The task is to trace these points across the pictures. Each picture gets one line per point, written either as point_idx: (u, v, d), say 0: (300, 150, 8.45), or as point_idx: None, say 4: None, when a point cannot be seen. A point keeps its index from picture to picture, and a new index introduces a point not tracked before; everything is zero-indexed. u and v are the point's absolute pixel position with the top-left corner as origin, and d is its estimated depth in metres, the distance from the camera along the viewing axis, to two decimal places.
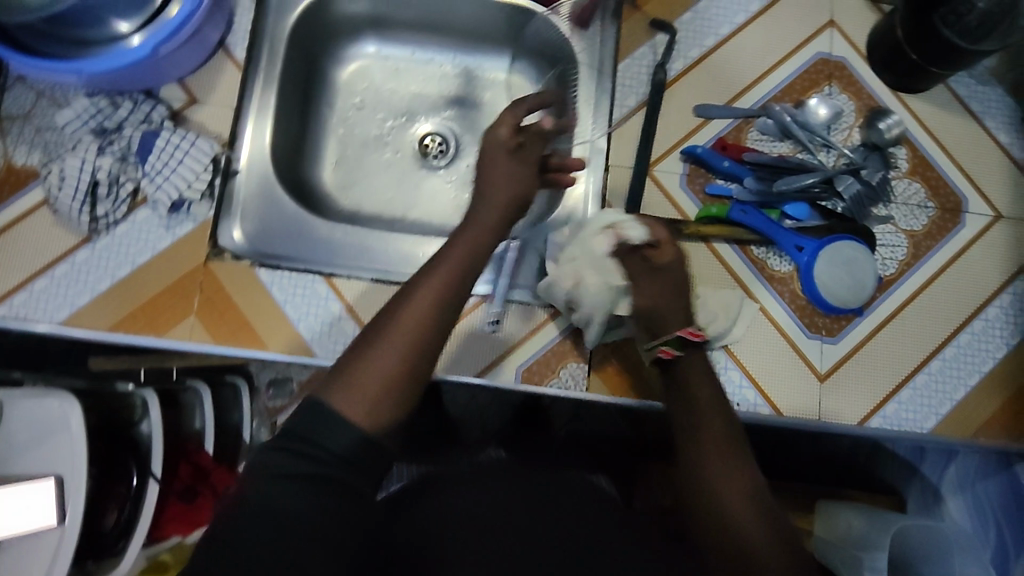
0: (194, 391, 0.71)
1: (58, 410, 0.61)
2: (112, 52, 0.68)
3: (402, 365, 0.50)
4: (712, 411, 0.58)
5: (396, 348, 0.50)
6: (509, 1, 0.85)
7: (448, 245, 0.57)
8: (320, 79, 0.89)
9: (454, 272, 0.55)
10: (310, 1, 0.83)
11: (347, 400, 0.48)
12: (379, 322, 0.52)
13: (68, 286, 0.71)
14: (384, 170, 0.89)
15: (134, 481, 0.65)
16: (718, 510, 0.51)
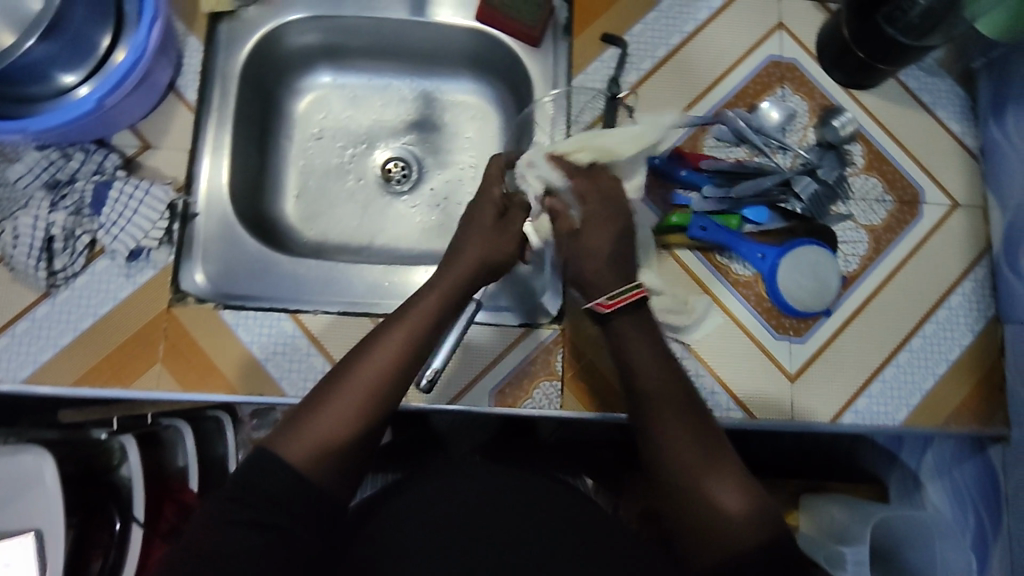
0: (174, 429, 0.79)
1: (34, 466, 0.64)
2: (60, 107, 0.68)
3: (349, 420, 0.55)
4: (681, 402, 0.59)
5: (345, 404, 0.55)
6: (459, 24, 0.85)
7: (406, 309, 0.62)
8: (277, 113, 0.89)
9: (408, 337, 0.59)
10: (258, 37, 0.82)
11: (293, 447, 0.53)
12: (333, 379, 0.57)
13: (29, 343, 0.71)
14: (348, 199, 0.89)
15: (117, 527, 0.71)
16: (698, 511, 0.55)
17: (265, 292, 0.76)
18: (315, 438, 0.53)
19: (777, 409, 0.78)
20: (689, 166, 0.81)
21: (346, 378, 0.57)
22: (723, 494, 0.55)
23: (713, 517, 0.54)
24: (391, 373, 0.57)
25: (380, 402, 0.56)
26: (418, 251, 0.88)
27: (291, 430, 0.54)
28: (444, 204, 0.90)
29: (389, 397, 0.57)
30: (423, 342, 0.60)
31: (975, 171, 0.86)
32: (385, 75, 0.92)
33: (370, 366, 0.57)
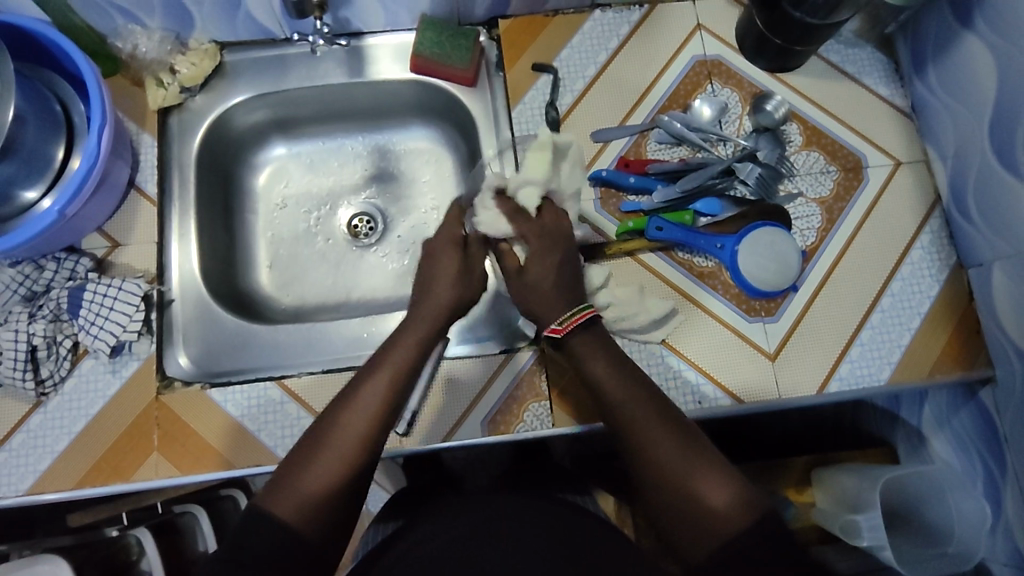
0: (191, 514, 0.79)
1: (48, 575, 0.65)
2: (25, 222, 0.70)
3: (339, 469, 0.56)
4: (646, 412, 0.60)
5: (333, 454, 0.56)
6: (396, 78, 0.89)
7: (387, 352, 0.64)
8: (239, 190, 0.92)
9: (389, 384, 0.61)
10: (207, 124, 0.86)
11: (287, 503, 0.54)
12: (318, 431, 0.58)
13: (27, 455, 0.72)
14: (320, 260, 0.92)
15: None
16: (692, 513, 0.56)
17: (250, 363, 0.78)
18: (307, 493, 0.55)
19: (764, 391, 0.79)
20: (635, 172, 0.84)
21: (331, 429, 0.58)
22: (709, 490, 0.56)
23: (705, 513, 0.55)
24: (377, 418, 0.59)
25: (366, 454, 0.58)
26: (394, 297, 0.90)
27: (283, 486, 0.55)
28: (413, 249, 0.92)
29: (374, 447, 0.58)
30: (405, 386, 0.62)
31: (911, 129, 0.89)
32: (337, 137, 0.96)
33: (355, 414, 0.59)
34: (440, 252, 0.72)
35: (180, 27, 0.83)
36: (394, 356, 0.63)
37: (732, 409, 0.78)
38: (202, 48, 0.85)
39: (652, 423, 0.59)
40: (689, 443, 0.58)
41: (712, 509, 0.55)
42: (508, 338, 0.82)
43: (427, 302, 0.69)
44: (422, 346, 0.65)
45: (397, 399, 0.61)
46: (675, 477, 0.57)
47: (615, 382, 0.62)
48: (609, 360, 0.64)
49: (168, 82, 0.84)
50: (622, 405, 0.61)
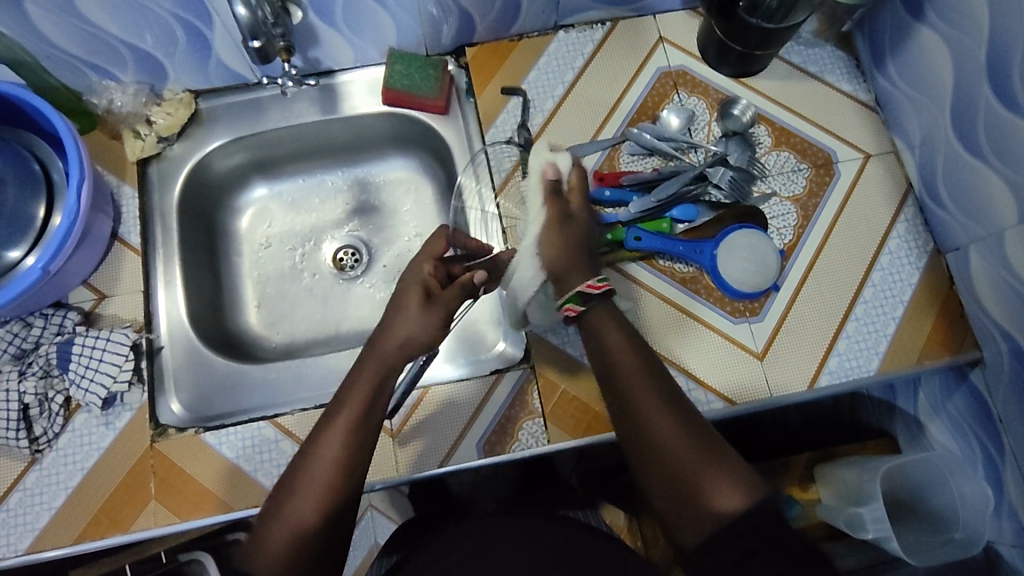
0: (197, 562, 0.77)
1: None
2: (10, 281, 0.71)
3: (305, 513, 0.56)
4: (647, 382, 0.61)
5: (300, 499, 0.57)
6: (369, 112, 0.91)
7: (343, 391, 0.63)
8: (223, 233, 0.93)
9: (347, 422, 0.61)
10: (187, 171, 0.87)
11: (264, 557, 0.55)
12: (284, 487, 0.59)
13: (24, 514, 0.72)
14: (308, 296, 0.92)
15: None
16: (697, 499, 0.56)
17: (244, 404, 0.79)
18: (282, 548, 0.55)
19: (754, 391, 0.79)
20: (611, 185, 0.85)
21: (297, 475, 0.59)
22: (719, 488, 0.56)
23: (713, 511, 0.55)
24: (339, 471, 0.59)
25: (330, 500, 0.58)
26: None
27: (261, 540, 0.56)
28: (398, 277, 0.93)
29: (339, 489, 0.58)
30: (363, 430, 0.61)
31: (876, 122, 0.90)
32: (316, 173, 0.97)
33: (317, 465, 0.59)
34: (405, 295, 0.69)
35: (154, 80, 0.85)
36: (351, 400, 0.62)
37: (726, 412, 0.78)
38: (177, 98, 0.87)
39: (653, 395, 0.60)
40: (685, 421, 0.59)
41: (709, 494, 0.56)
42: (497, 359, 0.83)
43: (382, 340, 0.66)
44: (374, 396, 0.63)
45: (364, 441, 0.61)
46: (681, 459, 0.57)
47: (623, 359, 0.63)
48: (621, 336, 0.64)
49: (145, 133, 0.86)
50: (629, 382, 0.61)
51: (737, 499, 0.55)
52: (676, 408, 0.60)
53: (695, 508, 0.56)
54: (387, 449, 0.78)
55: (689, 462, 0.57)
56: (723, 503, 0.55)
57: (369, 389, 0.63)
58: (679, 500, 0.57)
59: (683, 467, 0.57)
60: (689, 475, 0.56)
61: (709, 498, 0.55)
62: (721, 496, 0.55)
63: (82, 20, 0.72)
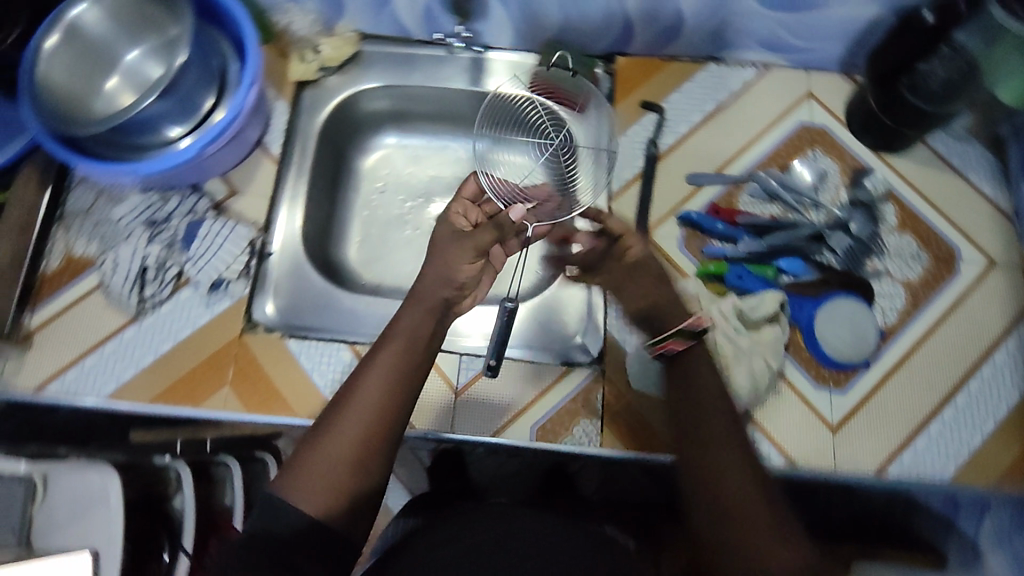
0: (226, 466, 0.73)
1: (97, 483, 0.59)
2: (166, 154, 0.78)
3: (351, 457, 0.54)
4: (730, 427, 0.57)
5: (347, 441, 0.55)
6: (511, 92, 0.95)
7: (389, 333, 0.62)
8: (347, 167, 0.99)
9: (398, 364, 0.59)
10: (336, 102, 0.94)
11: (300, 494, 0.52)
12: (317, 431, 0.56)
13: (114, 363, 0.77)
14: (407, 246, 0.96)
15: (166, 558, 0.62)
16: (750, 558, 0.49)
17: (319, 325, 0.81)
18: (318, 491, 0.53)
19: (817, 459, 0.77)
20: (725, 220, 0.85)
21: (343, 413, 0.56)
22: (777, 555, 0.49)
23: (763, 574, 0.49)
24: (388, 414, 0.57)
25: (378, 443, 0.56)
26: None
27: (290, 478, 0.53)
28: None
29: (387, 434, 0.56)
30: (409, 375, 0.59)
31: (1010, 232, 0.87)
32: (443, 137, 1.01)
33: (365, 407, 0.56)
34: (437, 244, 0.69)
35: (332, 13, 0.92)
36: (398, 345, 0.60)
37: (784, 471, 0.76)
38: (344, 35, 0.93)
39: (727, 433, 0.56)
40: (755, 469, 0.54)
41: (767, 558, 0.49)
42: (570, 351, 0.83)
43: (427, 286, 0.65)
44: (417, 338, 0.62)
45: (407, 389, 0.59)
46: (736, 504, 0.52)
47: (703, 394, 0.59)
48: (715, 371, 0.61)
49: (310, 59, 0.92)
50: (704, 418, 0.57)
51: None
52: (750, 459, 0.55)
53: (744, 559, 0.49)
54: (446, 404, 0.81)
55: (744, 513, 0.51)
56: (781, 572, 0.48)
57: (415, 330, 0.62)
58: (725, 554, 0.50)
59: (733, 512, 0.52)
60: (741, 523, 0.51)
61: (761, 557, 0.49)
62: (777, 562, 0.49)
63: None
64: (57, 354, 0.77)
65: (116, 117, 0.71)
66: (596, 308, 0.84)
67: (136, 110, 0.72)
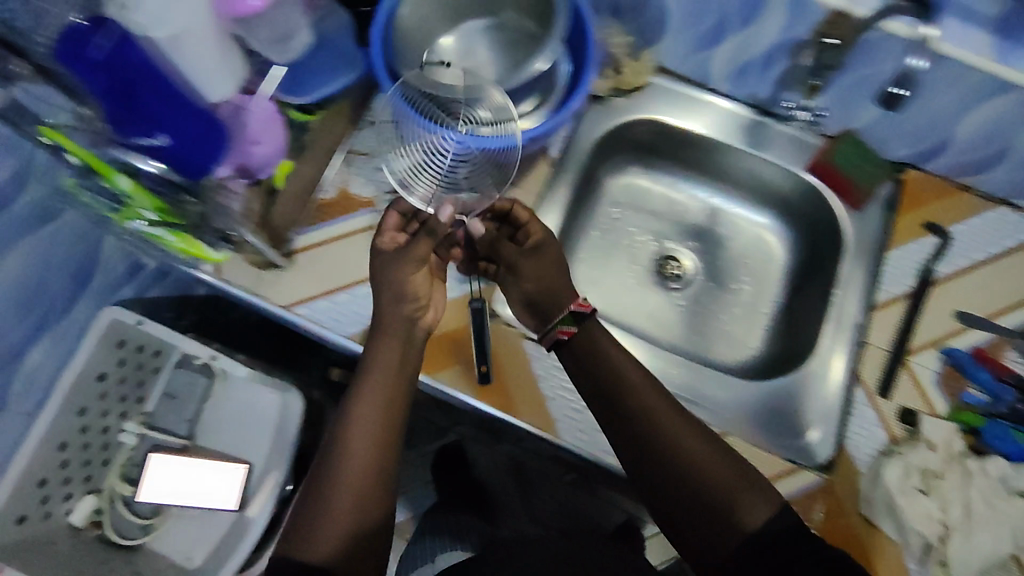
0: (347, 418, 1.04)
1: (268, 404, 0.94)
2: (496, 132, 0.76)
3: (348, 502, 0.66)
4: (677, 416, 0.71)
5: (348, 492, 0.66)
6: (794, 167, 0.92)
7: (363, 382, 0.72)
8: (596, 185, 0.99)
9: (375, 405, 0.70)
10: (616, 124, 0.93)
11: (313, 547, 0.63)
12: (319, 484, 0.67)
13: (363, 308, 0.79)
14: (624, 278, 1.00)
15: (290, 486, 0.97)
16: (703, 492, 0.67)
17: None
18: (333, 540, 0.64)
19: None
20: (990, 369, 0.82)
21: (336, 467, 0.67)
22: (753, 508, 0.66)
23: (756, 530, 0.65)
24: (376, 451, 0.69)
25: (375, 473, 0.68)
26: (672, 345, 0.96)
27: (302, 545, 0.64)
28: (699, 307, 0.98)
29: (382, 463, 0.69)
30: (387, 408, 0.71)
31: None
32: (688, 185, 1.02)
33: (354, 455, 0.68)
34: (399, 266, 0.74)
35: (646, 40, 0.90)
36: (371, 393, 0.71)
37: None
38: (644, 63, 0.90)
39: (678, 420, 0.71)
40: (709, 439, 0.70)
41: (745, 516, 0.65)
42: (798, 449, 0.80)
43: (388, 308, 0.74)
44: (396, 363, 0.72)
45: (387, 420, 0.70)
46: (701, 464, 0.68)
47: (639, 384, 0.72)
48: (636, 363, 0.74)
49: (610, 77, 0.91)
50: (630, 395, 0.72)
51: (761, 515, 0.65)
52: (710, 435, 0.71)
53: (743, 520, 0.65)
54: None
55: (701, 459, 0.69)
56: (756, 517, 0.65)
57: (394, 363, 0.72)
58: (706, 517, 0.67)
59: (700, 469, 0.68)
60: (696, 470, 0.68)
61: (746, 513, 0.65)
62: (753, 513, 0.65)
63: None
64: (313, 283, 0.79)
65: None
66: (835, 416, 0.81)
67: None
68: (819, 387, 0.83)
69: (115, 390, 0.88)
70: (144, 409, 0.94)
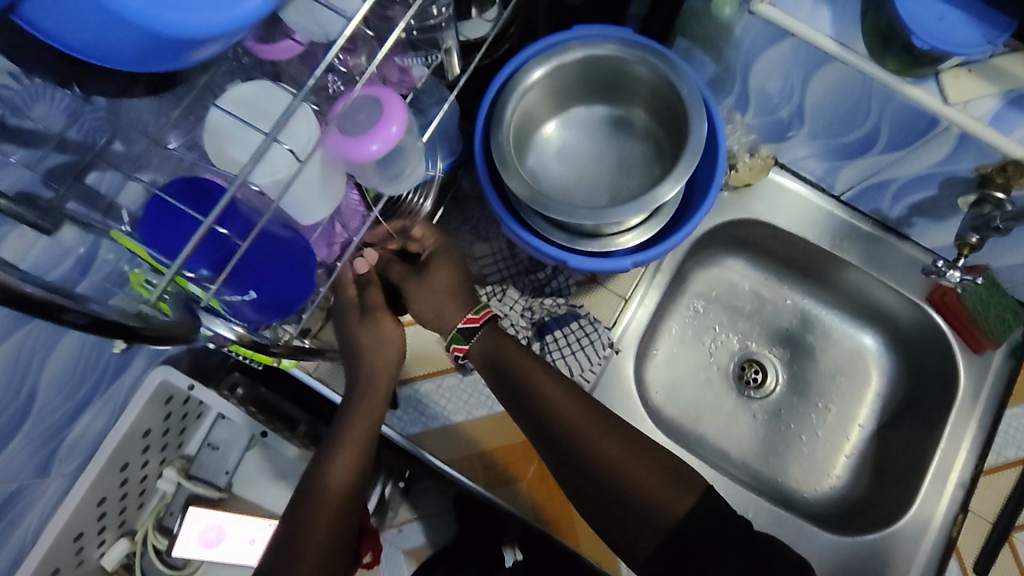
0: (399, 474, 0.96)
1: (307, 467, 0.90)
2: (603, 255, 0.67)
3: (320, 543, 0.60)
4: (580, 411, 0.66)
5: (319, 530, 0.61)
6: (909, 294, 0.84)
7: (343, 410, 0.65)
8: (683, 277, 0.92)
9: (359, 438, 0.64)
10: (714, 223, 0.87)
11: None
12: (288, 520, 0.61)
13: (428, 406, 0.75)
14: (702, 384, 0.91)
15: None
16: (656, 508, 0.62)
17: None
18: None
19: None
20: None
21: (307, 504, 0.61)
22: (672, 497, 0.63)
23: (668, 519, 0.62)
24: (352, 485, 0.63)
25: (350, 509, 0.63)
26: (748, 464, 0.88)
27: None
28: (776, 422, 0.90)
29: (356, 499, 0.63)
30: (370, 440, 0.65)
31: None
32: (784, 285, 0.93)
33: (328, 491, 0.62)
34: (349, 320, 0.67)
35: (769, 137, 0.81)
36: (356, 425, 0.64)
37: None
38: (762, 159, 0.83)
39: (592, 420, 0.66)
40: (611, 428, 0.66)
41: (662, 509, 0.62)
42: None
43: (360, 329, 0.66)
44: (383, 390, 0.66)
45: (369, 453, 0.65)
46: (629, 468, 0.64)
47: (558, 397, 0.66)
48: (543, 365, 0.67)
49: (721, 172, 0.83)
50: (571, 421, 0.65)
51: (686, 505, 0.62)
52: (609, 424, 0.66)
53: (658, 515, 0.62)
54: None
55: (633, 466, 0.64)
56: (674, 511, 0.62)
57: (379, 395, 0.66)
58: (631, 520, 0.63)
59: (632, 475, 0.63)
60: (642, 482, 0.63)
61: (661, 508, 0.62)
62: (674, 505, 0.62)
63: (800, 84, 0.69)
64: None
65: (550, 209, 0.61)
66: None
67: (571, 219, 0.62)
68: (907, 549, 0.78)
69: (157, 442, 0.83)
70: (183, 453, 0.91)
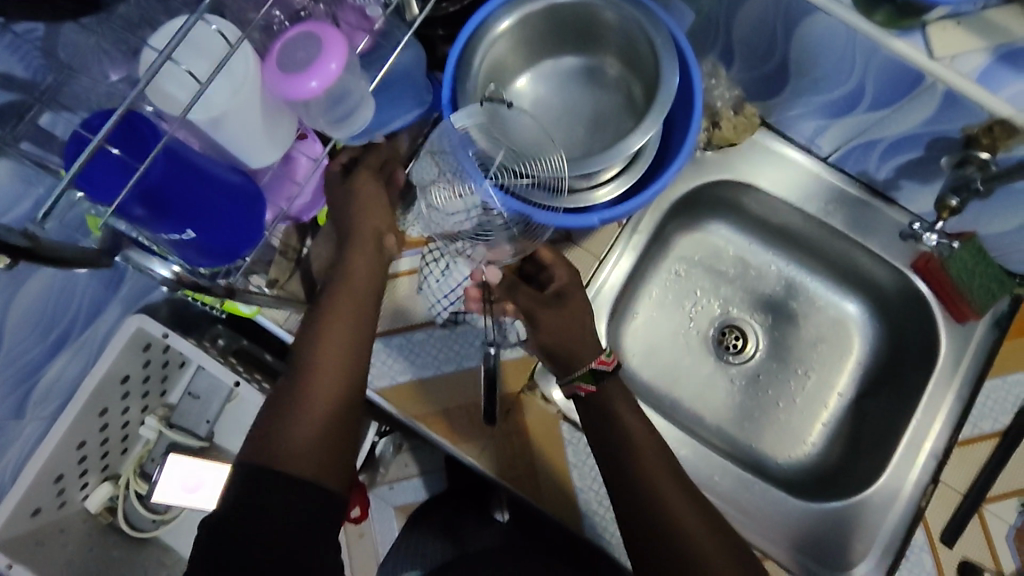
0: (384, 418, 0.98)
1: None
2: (580, 209, 0.66)
3: (316, 421, 0.54)
4: (653, 458, 0.61)
5: (315, 407, 0.54)
6: (895, 260, 0.82)
7: (327, 296, 0.60)
8: (665, 240, 0.90)
9: (346, 317, 0.59)
10: (697, 185, 0.85)
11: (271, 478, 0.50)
12: (275, 407, 0.55)
13: (395, 361, 0.75)
14: (681, 348, 0.90)
15: None
16: None
17: None
18: (300, 454, 0.52)
19: None
20: None
21: (298, 389, 0.55)
22: None
23: None
24: (346, 363, 0.57)
25: (347, 392, 0.56)
26: (722, 429, 0.88)
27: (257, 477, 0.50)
28: (753, 388, 0.89)
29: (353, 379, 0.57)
30: (364, 322, 0.60)
31: None
32: (771, 251, 0.92)
33: (321, 371, 0.56)
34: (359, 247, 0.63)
35: (754, 93, 0.79)
36: (340, 303, 0.60)
37: None
38: (747, 117, 0.81)
39: (666, 472, 0.60)
40: (685, 489, 0.60)
41: None
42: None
43: (353, 228, 0.63)
44: (373, 269, 0.62)
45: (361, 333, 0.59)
46: (698, 542, 0.56)
47: (637, 434, 0.62)
48: (627, 401, 0.64)
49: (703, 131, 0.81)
50: (642, 458, 0.60)
51: None
52: (687, 488, 0.60)
53: None
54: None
55: (703, 543, 0.56)
56: None
57: (361, 284, 0.61)
58: None
59: (698, 551, 0.55)
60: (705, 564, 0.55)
61: None
62: None
63: (781, 36, 0.67)
64: None
65: None
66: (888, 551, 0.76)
67: None
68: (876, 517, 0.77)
69: (137, 388, 0.85)
70: (166, 401, 0.93)
